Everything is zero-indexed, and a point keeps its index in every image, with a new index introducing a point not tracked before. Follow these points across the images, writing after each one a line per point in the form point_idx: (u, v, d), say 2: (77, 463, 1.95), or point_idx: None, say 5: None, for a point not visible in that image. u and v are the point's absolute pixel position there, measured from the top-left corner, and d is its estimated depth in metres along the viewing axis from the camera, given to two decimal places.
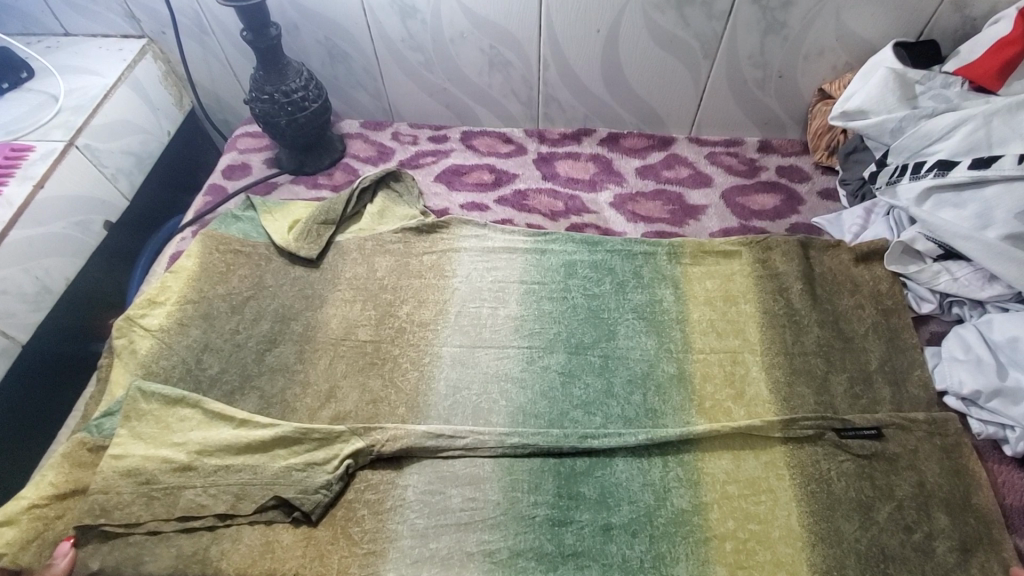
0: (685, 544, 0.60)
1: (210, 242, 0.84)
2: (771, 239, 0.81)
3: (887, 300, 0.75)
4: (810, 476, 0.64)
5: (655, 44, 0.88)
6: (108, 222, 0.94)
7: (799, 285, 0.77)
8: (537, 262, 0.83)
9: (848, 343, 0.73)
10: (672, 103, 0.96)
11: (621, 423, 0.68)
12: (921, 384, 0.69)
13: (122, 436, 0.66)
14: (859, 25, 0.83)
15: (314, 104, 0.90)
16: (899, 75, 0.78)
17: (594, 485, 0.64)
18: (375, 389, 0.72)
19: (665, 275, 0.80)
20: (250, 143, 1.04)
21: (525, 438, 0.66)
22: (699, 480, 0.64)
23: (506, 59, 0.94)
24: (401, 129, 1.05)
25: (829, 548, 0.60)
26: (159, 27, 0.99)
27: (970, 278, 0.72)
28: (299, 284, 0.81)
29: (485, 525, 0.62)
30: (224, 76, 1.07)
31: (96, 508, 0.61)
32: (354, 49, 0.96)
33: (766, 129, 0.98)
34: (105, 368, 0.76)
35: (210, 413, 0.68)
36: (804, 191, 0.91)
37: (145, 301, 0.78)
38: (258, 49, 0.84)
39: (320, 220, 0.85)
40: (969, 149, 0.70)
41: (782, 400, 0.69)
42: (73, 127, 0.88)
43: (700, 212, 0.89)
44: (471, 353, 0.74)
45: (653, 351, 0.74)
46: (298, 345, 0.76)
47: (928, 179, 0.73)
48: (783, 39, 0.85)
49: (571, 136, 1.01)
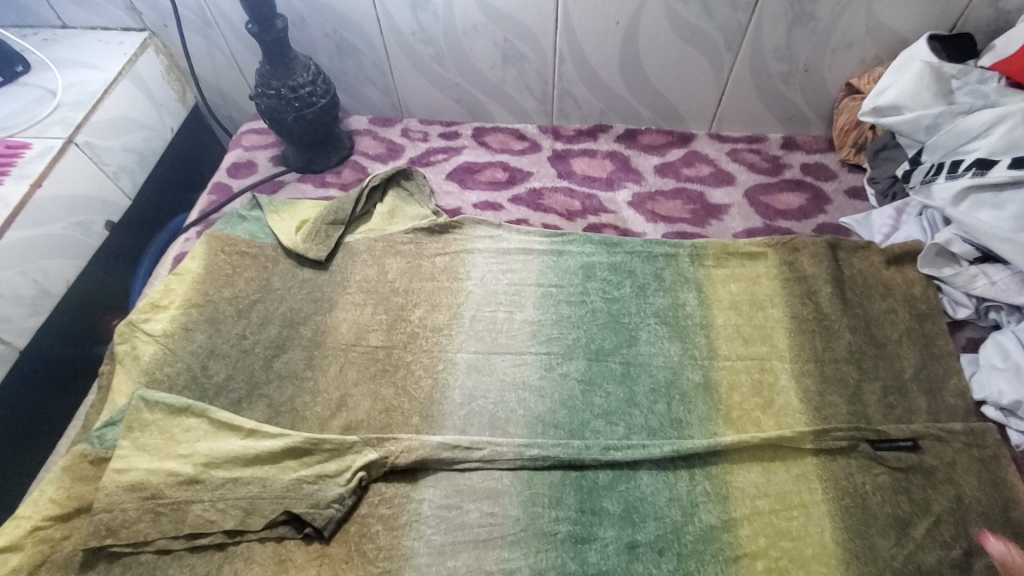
0: (715, 563, 0.58)
1: (215, 243, 0.81)
2: (798, 240, 0.78)
3: (921, 305, 0.72)
4: (844, 490, 0.61)
5: (676, 36, 0.85)
6: (109, 222, 0.91)
7: (829, 289, 0.74)
8: (554, 264, 0.79)
9: (881, 350, 0.70)
10: (692, 98, 0.93)
11: (645, 433, 0.66)
12: (959, 393, 0.66)
13: (125, 448, 0.63)
14: (891, 16, 0.79)
15: (322, 100, 0.87)
16: (935, 69, 0.74)
17: (618, 500, 0.61)
18: (387, 398, 0.69)
19: (688, 278, 0.77)
20: (255, 140, 1.01)
21: (544, 450, 0.63)
22: (727, 494, 0.61)
23: (521, 52, 0.90)
24: (411, 125, 1.01)
25: (865, 566, 0.57)
26: (161, 20, 0.96)
27: (1009, 283, 0.68)
28: (307, 287, 0.78)
29: (506, 542, 0.59)
30: (228, 71, 1.03)
31: (102, 528, 0.59)
32: (362, 42, 0.92)
33: (790, 125, 0.95)
34: (107, 375, 0.73)
35: (216, 423, 0.65)
36: (830, 190, 0.88)
37: (148, 306, 0.75)
38: (264, 42, 0.81)
39: (328, 220, 0.82)
40: (1010, 148, 0.67)
41: (813, 410, 0.66)
42: (72, 123, 0.85)
43: (722, 212, 0.86)
44: (487, 360, 0.71)
45: (676, 357, 0.71)
46: (306, 351, 0.73)
47: (966, 178, 0.69)
48: (812, 31, 0.82)
49: (586, 133, 0.98)
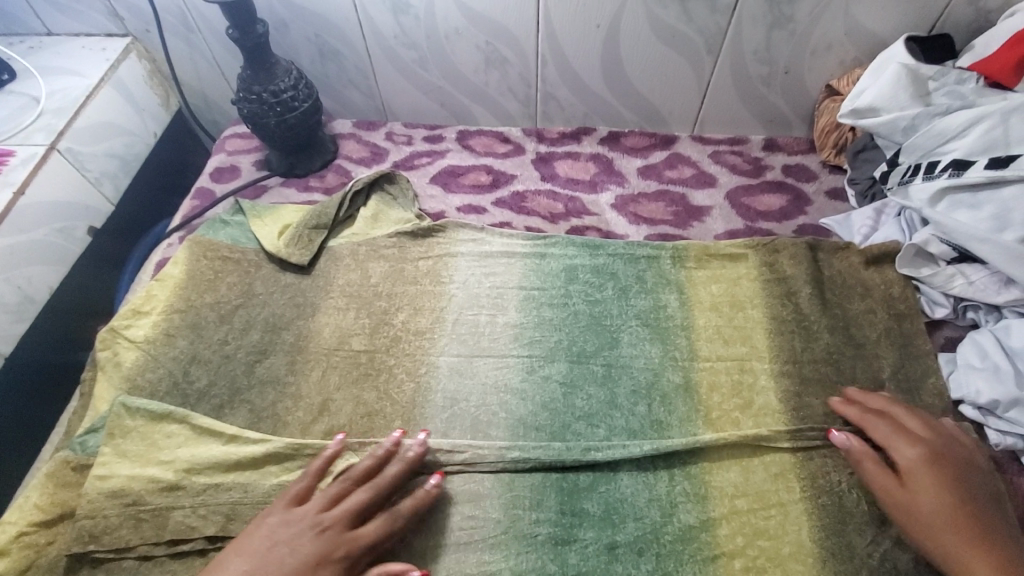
0: (693, 563, 0.58)
1: (197, 248, 0.81)
2: (778, 241, 0.78)
3: (899, 305, 0.73)
4: (821, 489, 0.61)
5: (657, 39, 0.85)
6: (93, 227, 0.91)
7: (808, 289, 0.74)
8: (537, 266, 0.80)
9: (859, 350, 0.70)
10: (674, 100, 0.93)
11: (625, 435, 0.66)
12: (936, 393, 0.67)
13: (107, 455, 0.63)
14: (869, 18, 0.80)
15: (304, 104, 0.87)
16: (911, 70, 0.75)
17: (598, 502, 0.62)
18: (369, 402, 0.69)
19: (669, 280, 0.78)
20: (239, 145, 1.01)
21: (525, 452, 0.64)
22: (706, 494, 0.62)
23: (503, 56, 0.90)
24: (396, 129, 1.01)
25: (841, 564, 0.57)
26: (143, 25, 0.95)
27: (987, 282, 0.69)
28: (290, 292, 0.78)
29: (486, 544, 0.60)
30: (211, 75, 1.03)
31: (84, 534, 0.59)
32: (345, 46, 0.93)
33: (771, 126, 0.95)
34: (89, 382, 0.73)
35: (197, 429, 0.65)
36: (811, 191, 0.88)
37: (130, 312, 0.75)
38: (245, 48, 0.81)
39: (311, 225, 0.82)
40: (986, 149, 0.68)
41: (792, 410, 0.66)
42: (54, 130, 0.85)
43: (704, 214, 0.87)
44: (469, 363, 0.72)
45: (657, 359, 0.71)
46: (289, 355, 0.73)
47: (943, 179, 0.70)
48: (791, 34, 0.82)
49: (570, 135, 0.98)
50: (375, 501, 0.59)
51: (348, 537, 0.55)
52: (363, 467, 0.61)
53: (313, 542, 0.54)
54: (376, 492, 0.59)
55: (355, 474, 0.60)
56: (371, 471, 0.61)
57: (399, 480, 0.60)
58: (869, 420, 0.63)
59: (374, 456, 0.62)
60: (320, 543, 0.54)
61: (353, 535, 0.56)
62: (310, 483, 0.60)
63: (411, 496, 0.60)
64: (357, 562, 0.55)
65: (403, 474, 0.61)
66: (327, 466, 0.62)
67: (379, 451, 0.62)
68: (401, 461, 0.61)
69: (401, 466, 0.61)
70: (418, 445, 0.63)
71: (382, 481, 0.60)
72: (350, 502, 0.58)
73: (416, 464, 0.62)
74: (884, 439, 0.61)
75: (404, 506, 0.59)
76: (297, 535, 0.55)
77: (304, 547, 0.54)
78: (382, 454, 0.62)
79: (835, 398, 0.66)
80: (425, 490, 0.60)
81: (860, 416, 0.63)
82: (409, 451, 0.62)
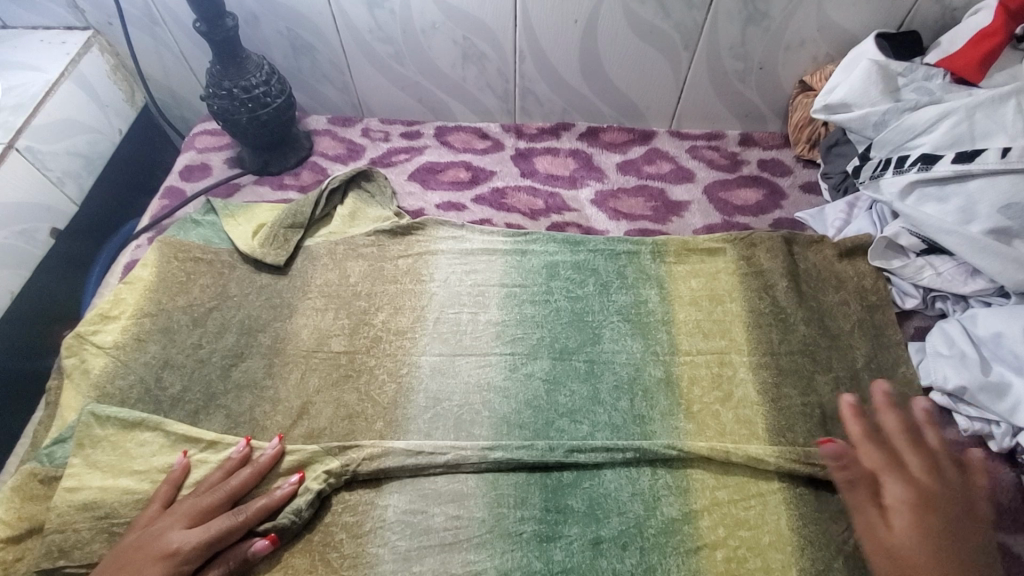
0: (677, 555, 0.59)
1: (167, 250, 0.79)
2: (755, 235, 0.80)
3: (872, 296, 0.74)
4: (798, 478, 0.63)
5: (634, 34, 0.85)
6: (55, 229, 0.88)
7: (785, 282, 0.75)
8: (518, 264, 0.79)
9: (834, 341, 0.72)
10: (652, 96, 0.94)
11: (608, 431, 0.66)
12: (907, 381, 0.68)
13: (76, 466, 0.61)
14: (840, 15, 0.81)
15: (277, 100, 0.84)
16: (882, 67, 0.77)
17: (582, 498, 0.62)
18: (350, 404, 0.68)
19: (650, 275, 0.78)
20: (209, 142, 0.98)
21: (508, 452, 0.63)
22: (688, 487, 0.63)
23: (480, 51, 0.90)
24: (372, 125, 1.00)
25: (818, 551, 0.59)
26: (105, 18, 0.92)
27: (953, 273, 0.71)
28: (266, 293, 0.77)
29: (472, 544, 0.59)
30: (179, 70, 0.99)
31: (54, 549, 0.57)
32: (318, 40, 0.91)
33: (747, 122, 0.96)
34: (54, 391, 0.70)
35: (172, 436, 0.64)
36: (786, 185, 0.90)
37: (97, 317, 0.73)
38: (213, 42, 0.78)
39: (286, 224, 0.80)
40: (953, 143, 0.69)
41: (770, 402, 0.68)
42: (11, 127, 0.81)
43: (683, 209, 0.87)
44: (451, 362, 0.71)
45: (639, 354, 0.72)
46: (266, 358, 0.71)
47: (912, 173, 0.72)
48: (765, 30, 0.83)
49: (549, 131, 0.98)
50: (221, 504, 0.58)
51: (180, 538, 0.54)
52: (214, 477, 0.60)
53: (150, 550, 0.54)
54: (221, 496, 0.58)
55: (203, 487, 0.59)
56: (221, 480, 0.60)
57: (248, 484, 0.60)
58: (865, 444, 0.59)
59: (226, 467, 0.61)
60: (156, 547, 0.54)
61: (190, 533, 0.55)
62: (161, 505, 0.58)
63: (264, 499, 0.59)
64: (192, 560, 0.54)
65: (252, 477, 0.60)
66: (179, 487, 0.60)
67: (231, 462, 0.62)
68: (252, 465, 0.61)
69: (253, 470, 0.61)
70: (271, 449, 0.63)
71: (231, 485, 0.59)
72: (192, 507, 0.57)
73: (267, 467, 0.61)
74: (875, 467, 0.57)
75: (252, 506, 0.58)
76: (139, 548, 0.54)
77: (141, 558, 0.53)
78: (232, 465, 0.61)
79: (847, 404, 0.63)
80: (281, 492, 0.60)
81: (859, 437, 0.60)
82: (262, 455, 0.62)
